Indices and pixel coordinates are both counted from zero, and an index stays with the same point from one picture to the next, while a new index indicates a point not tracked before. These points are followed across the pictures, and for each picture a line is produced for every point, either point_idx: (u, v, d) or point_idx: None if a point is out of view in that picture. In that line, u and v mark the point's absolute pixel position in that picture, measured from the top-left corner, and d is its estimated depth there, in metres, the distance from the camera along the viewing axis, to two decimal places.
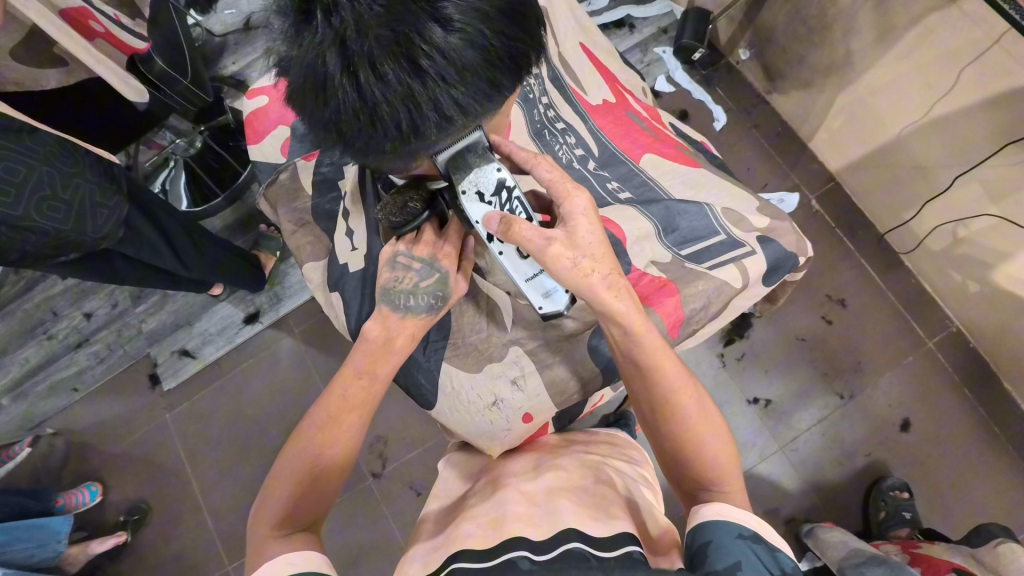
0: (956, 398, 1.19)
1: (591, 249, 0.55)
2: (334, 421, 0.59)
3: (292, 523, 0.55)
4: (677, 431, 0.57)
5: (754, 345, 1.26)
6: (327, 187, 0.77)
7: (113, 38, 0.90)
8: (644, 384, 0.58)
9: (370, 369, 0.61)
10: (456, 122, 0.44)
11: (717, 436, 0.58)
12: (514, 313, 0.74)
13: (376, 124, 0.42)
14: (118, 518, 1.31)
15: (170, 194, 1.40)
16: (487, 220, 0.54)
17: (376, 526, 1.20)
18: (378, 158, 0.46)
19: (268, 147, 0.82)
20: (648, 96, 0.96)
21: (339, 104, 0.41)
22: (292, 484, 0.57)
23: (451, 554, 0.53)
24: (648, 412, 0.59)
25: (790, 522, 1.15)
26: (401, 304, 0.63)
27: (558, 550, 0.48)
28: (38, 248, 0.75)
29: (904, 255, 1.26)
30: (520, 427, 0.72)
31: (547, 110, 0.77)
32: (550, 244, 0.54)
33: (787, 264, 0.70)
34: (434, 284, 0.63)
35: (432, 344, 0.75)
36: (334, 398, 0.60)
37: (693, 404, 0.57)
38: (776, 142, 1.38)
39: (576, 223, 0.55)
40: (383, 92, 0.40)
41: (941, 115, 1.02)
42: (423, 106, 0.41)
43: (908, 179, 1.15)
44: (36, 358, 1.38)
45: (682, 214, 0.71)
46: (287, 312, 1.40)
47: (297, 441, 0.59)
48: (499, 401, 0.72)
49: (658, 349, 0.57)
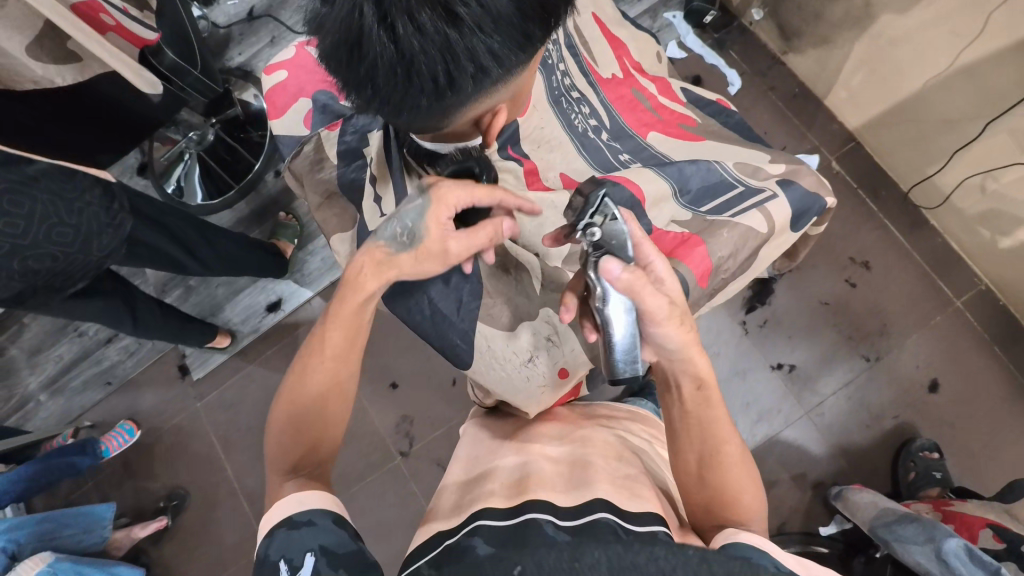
0: (986, 356, 1.17)
1: (682, 306, 0.57)
2: (308, 369, 0.61)
3: (301, 467, 0.59)
4: (723, 480, 0.57)
5: (775, 311, 1.24)
6: (352, 155, 0.74)
7: (124, 30, 0.86)
8: (693, 430, 0.58)
9: (336, 312, 0.61)
10: (492, 73, 0.43)
11: (752, 489, 0.58)
12: (542, 275, 0.71)
13: (412, 77, 0.41)
14: (158, 504, 1.36)
15: (185, 191, 1.41)
16: (606, 269, 0.52)
17: (407, 502, 1.23)
18: (412, 116, 0.46)
19: (289, 120, 0.83)
20: (662, 61, 0.91)
21: (375, 58, 0.40)
22: (287, 428, 0.61)
23: (473, 511, 0.54)
24: (695, 459, 0.59)
25: (817, 486, 1.15)
26: (387, 229, 0.60)
27: (585, 519, 0.49)
28: (47, 280, 0.78)
29: (929, 214, 1.22)
30: (555, 383, 0.72)
31: (563, 78, 0.74)
32: (670, 308, 0.54)
33: (814, 208, 0.67)
34: (412, 212, 0.59)
35: (466, 305, 0.69)
36: (306, 346, 0.62)
37: (736, 454, 0.58)
38: (793, 104, 1.34)
39: (670, 283, 0.57)
40: (420, 44, 0.39)
41: (969, 63, 0.98)
42: (460, 57, 0.40)
43: (934, 132, 1.12)
44: (71, 355, 1.43)
45: (695, 173, 0.68)
46: (308, 298, 1.42)
47: (283, 395, 0.62)
48: (533, 357, 0.70)
49: (714, 401, 0.58)
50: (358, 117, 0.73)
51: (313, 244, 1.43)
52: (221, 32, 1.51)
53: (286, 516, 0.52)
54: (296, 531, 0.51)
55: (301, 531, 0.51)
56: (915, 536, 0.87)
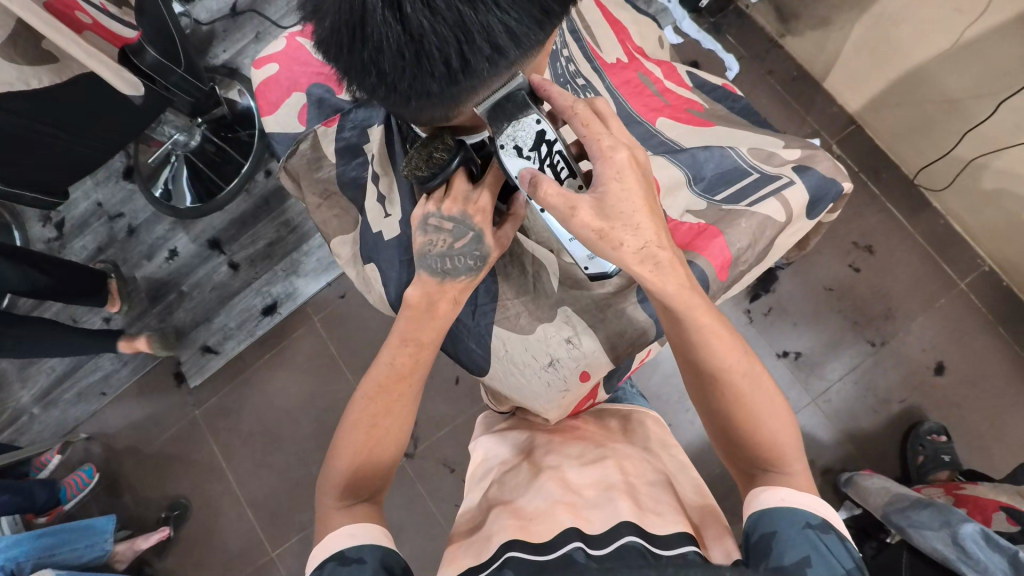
0: (992, 337, 1.16)
1: (623, 217, 0.48)
2: (385, 399, 0.55)
3: (355, 492, 0.53)
4: (733, 409, 0.52)
5: (780, 298, 1.23)
6: (350, 153, 0.72)
7: (102, 29, 0.81)
8: (688, 358, 0.53)
9: (416, 335, 0.55)
10: (508, 54, 0.40)
11: (773, 412, 0.53)
12: (560, 271, 0.65)
13: (422, 60, 0.38)
14: (160, 514, 1.34)
15: (174, 194, 1.39)
16: (520, 179, 0.49)
17: (414, 506, 1.21)
18: (422, 105, 0.43)
19: (281, 117, 0.80)
20: (664, 46, 0.89)
21: (380, 40, 0.37)
22: (351, 459, 0.54)
23: (496, 539, 0.50)
24: (699, 390, 0.55)
25: (826, 473, 1.14)
26: (438, 268, 0.55)
27: (613, 545, 0.46)
28: None
29: (934, 196, 1.21)
30: (578, 388, 0.64)
31: (568, 64, 0.71)
32: (574, 212, 0.48)
33: (830, 193, 0.65)
34: (470, 245, 0.55)
35: (480, 307, 0.66)
36: (382, 369, 0.55)
37: (746, 380, 0.52)
38: (792, 87, 1.32)
39: (605, 189, 0.48)
40: (431, 23, 0.36)
41: (974, 39, 0.96)
42: (475, 36, 0.38)
43: (937, 114, 1.10)
44: (65, 365, 1.42)
45: (708, 160, 0.67)
46: (304, 300, 1.38)
47: (352, 416, 0.55)
48: (555, 361, 0.63)
49: (703, 322, 0.51)
50: (357, 111, 0.71)
51: (308, 245, 1.40)
52: (203, 30, 1.47)
53: (337, 549, 0.48)
54: (346, 569, 0.46)
55: (350, 569, 0.46)
56: (929, 522, 0.86)
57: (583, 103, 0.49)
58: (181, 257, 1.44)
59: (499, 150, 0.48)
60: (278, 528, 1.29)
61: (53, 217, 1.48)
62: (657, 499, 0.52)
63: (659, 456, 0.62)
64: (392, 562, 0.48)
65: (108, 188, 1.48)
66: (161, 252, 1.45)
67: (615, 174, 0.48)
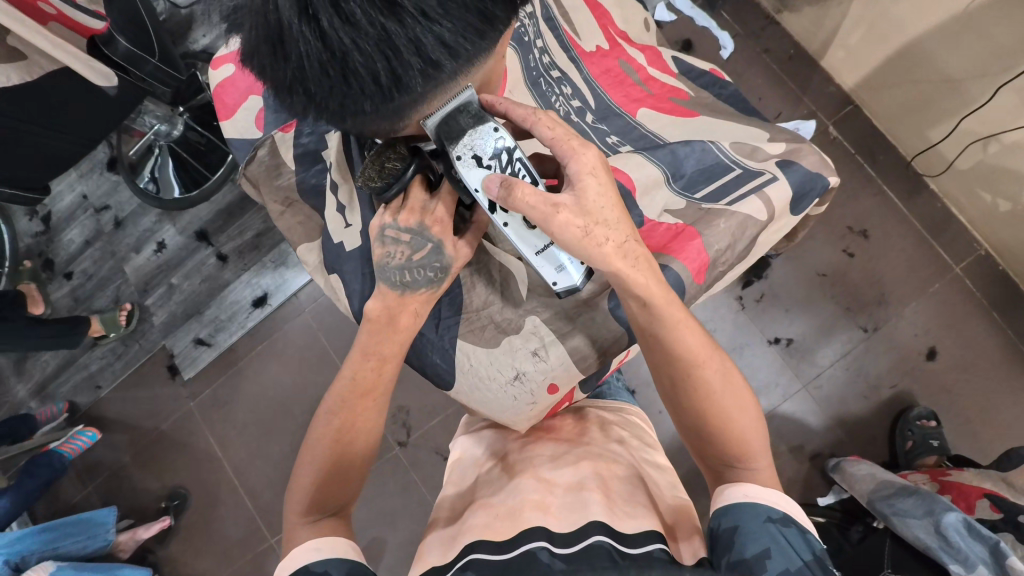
0: (986, 321, 1.15)
1: (601, 214, 0.48)
2: (350, 411, 0.54)
3: (320, 507, 0.53)
4: (703, 405, 0.52)
5: (774, 284, 1.21)
6: (311, 158, 0.70)
7: (67, 20, 0.79)
8: (661, 350, 0.53)
9: (377, 349, 0.55)
10: (445, 67, 0.38)
11: (742, 408, 0.53)
12: (528, 281, 0.64)
13: (350, 78, 0.36)
14: (159, 505, 1.35)
15: (161, 183, 1.36)
16: (487, 187, 0.48)
17: (410, 492, 1.23)
18: (359, 121, 0.41)
19: (241, 119, 0.78)
20: (650, 30, 0.86)
21: (300, 57, 0.36)
22: (316, 473, 0.54)
23: (466, 541, 0.50)
24: (669, 387, 0.54)
25: (814, 459, 1.15)
26: (397, 280, 0.54)
27: (581, 543, 0.45)
28: None
29: (930, 179, 1.19)
30: (545, 400, 0.64)
31: (542, 56, 0.71)
32: (555, 211, 0.47)
33: (816, 188, 0.63)
34: (430, 256, 0.54)
35: (445, 320, 0.65)
36: (345, 381, 0.55)
37: (716, 374, 0.53)
38: (788, 66, 1.28)
39: (584, 184, 0.48)
40: (353, 39, 0.34)
41: (974, 16, 0.92)
42: (403, 51, 0.36)
43: (934, 94, 1.07)
44: (58, 361, 1.43)
45: (689, 156, 0.65)
46: (297, 290, 1.38)
47: (316, 431, 0.55)
48: (521, 374, 0.62)
49: (674, 318, 0.52)
50: None
51: None
52: (181, 13, 1.43)
53: (301, 565, 0.48)
54: None
55: None
56: (913, 510, 0.87)
57: (544, 110, 0.49)
58: (168, 249, 1.43)
59: (455, 161, 0.47)
60: (275, 517, 1.31)
61: (40, 211, 1.46)
62: (628, 498, 0.52)
63: (635, 455, 0.61)
64: (361, 571, 0.48)
65: (92, 180, 1.46)
66: (149, 245, 1.43)
67: (590, 170, 0.48)
